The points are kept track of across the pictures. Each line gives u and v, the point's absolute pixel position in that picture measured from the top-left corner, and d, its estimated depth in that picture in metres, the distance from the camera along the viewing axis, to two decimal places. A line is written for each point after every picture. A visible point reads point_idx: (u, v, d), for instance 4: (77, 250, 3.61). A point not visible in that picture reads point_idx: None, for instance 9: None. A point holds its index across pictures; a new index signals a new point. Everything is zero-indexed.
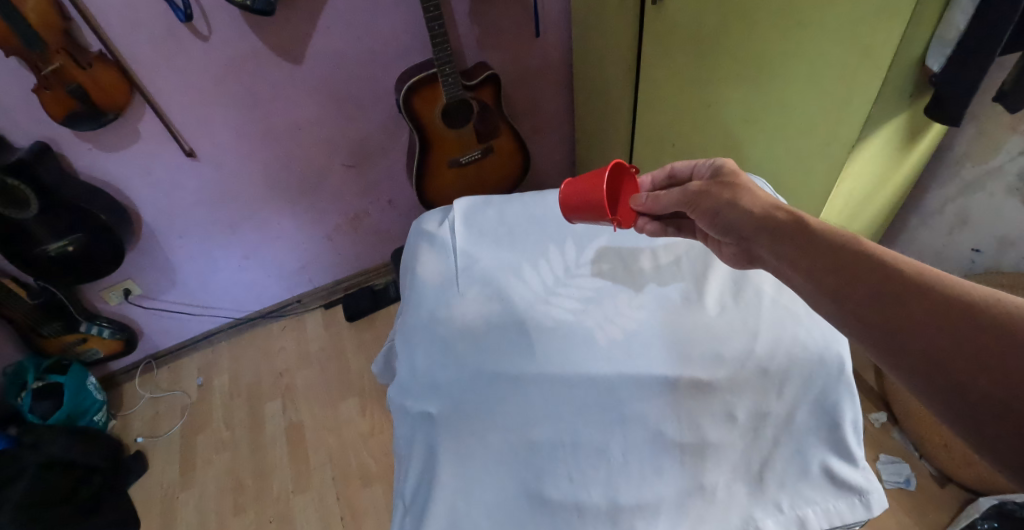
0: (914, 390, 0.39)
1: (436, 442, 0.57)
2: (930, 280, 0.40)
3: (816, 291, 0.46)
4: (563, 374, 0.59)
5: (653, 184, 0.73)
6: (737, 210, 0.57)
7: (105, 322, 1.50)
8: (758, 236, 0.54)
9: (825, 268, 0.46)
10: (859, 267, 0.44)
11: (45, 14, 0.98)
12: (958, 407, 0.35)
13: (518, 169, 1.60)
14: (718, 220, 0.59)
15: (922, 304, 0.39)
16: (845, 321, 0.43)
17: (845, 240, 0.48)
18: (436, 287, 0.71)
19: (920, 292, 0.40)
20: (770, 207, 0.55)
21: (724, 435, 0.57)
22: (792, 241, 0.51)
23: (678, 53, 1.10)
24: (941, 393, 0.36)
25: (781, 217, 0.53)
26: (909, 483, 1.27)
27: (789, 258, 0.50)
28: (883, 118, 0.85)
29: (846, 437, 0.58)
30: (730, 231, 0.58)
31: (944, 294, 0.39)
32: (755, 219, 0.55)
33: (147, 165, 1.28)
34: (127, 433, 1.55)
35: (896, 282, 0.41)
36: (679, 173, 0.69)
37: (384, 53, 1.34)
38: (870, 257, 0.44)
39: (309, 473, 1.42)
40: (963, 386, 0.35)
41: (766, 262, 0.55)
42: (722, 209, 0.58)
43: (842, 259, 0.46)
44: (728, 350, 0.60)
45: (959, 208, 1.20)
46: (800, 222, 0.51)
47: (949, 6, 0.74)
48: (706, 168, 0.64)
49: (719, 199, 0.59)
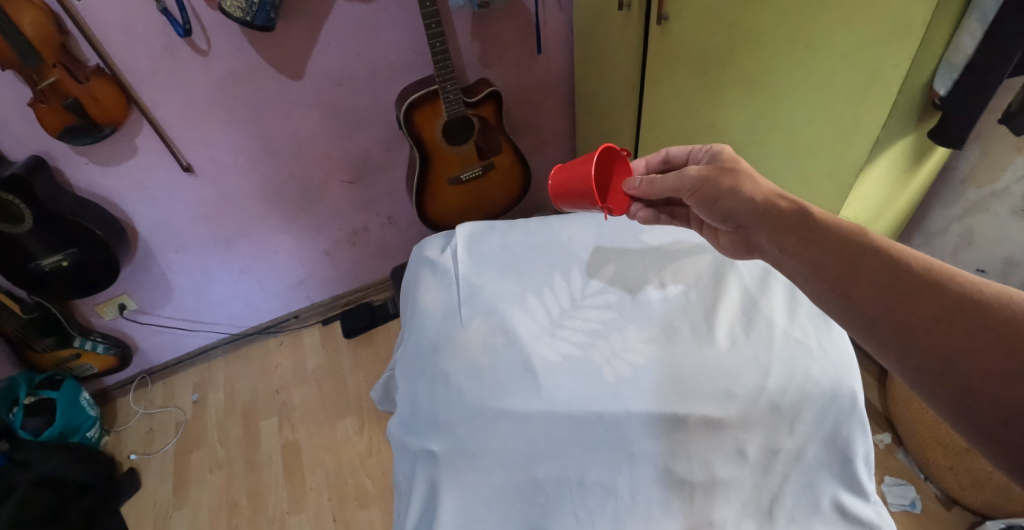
0: (919, 391, 0.38)
1: (438, 479, 0.55)
2: (938, 275, 0.40)
3: (821, 287, 0.45)
4: (569, 409, 0.57)
5: (647, 167, 0.75)
6: (738, 197, 0.56)
7: (99, 337, 1.47)
8: (759, 225, 0.53)
9: (830, 263, 0.45)
10: (866, 262, 0.43)
11: (42, 29, 0.96)
12: (962, 406, 0.35)
13: (519, 185, 1.59)
14: (718, 207, 0.58)
15: (932, 302, 0.39)
16: (853, 321, 0.43)
17: (852, 233, 0.46)
18: (438, 317, 0.69)
19: (929, 288, 0.39)
20: (772, 195, 0.54)
21: (734, 472, 0.56)
22: (796, 232, 0.49)
23: (682, 71, 1.10)
24: (951, 393, 0.36)
25: (784, 206, 0.52)
26: (914, 505, 1.24)
27: (794, 253, 0.49)
28: (890, 140, 0.84)
29: (859, 472, 0.56)
30: (730, 219, 0.57)
31: (955, 293, 0.38)
32: (756, 207, 0.54)
33: (144, 180, 1.27)
34: (120, 450, 1.52)
35: (905, 280, 0.41)
36: (675, 158, 0.71)
37: (386, 69, 1.33)
38: (879, 252, 0.43)
39: (305, 494, 1.39)
40: (976, 390, 0.34)
41: (764, 252, 0.54)
42: (722, 196, 0.57)
43: (847, 255, 0.45)
44: (739, 387, 0.58)
45: (964, 228, 1.20)
46: (805, 212, 0.50)
47: (957, 30, 0.73)
48: (703, 153, 0.66)
49: (720, 186, 0.58)
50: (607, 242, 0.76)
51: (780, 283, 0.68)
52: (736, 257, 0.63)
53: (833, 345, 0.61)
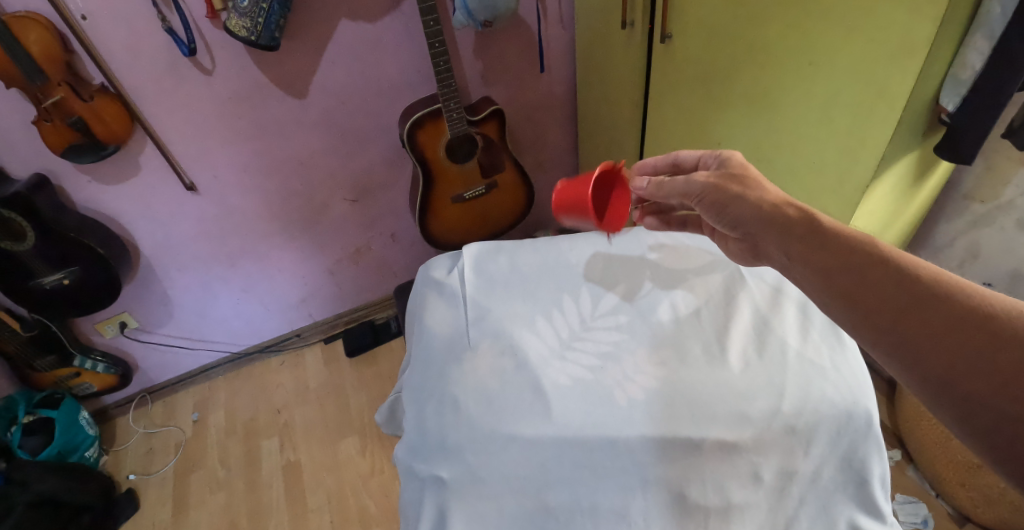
0: (931, 404, 0.38)
1: (449, 507, 0.54)
2: (946, 286, 0.39)
3: (826, 295, 0.45)
4: (581, 436, 0.56)
5: (655, 169, 0.74)
6: (746, 203, 0.55)
7: (99, 356, 1.46)
8: (767, 233, 0.52)
9: (839, 272, 0.44)
10: (874, 270, 0.42)
11: (48, 48, 0.96)
12: (973, 424, 0.34)
13: (523, 203, 1.59)
14: (725, 213, 0.57)
15: (940, 316, 0.38)
16: (859, 330, 0.42)
17: (860, 241, 0.45)
18: (446, 339, 0.68)
19: (936, 300, 0.39)
20: (781, 202, 0.53)
21: (749, 496, 0.54)
22: (806, 240, 0.48)
23: (685, 89, 1.10)
24: (958, 409, 0.35)
25: (793, 214, 0.51)
26: (927, 523, 1.22)
27: (801, 258, 0.48)
28: (896, 158, 0.84)
29: (876, 494, 0.55)
30: (737, 226, 0.56)
31: (965, 306, 0.37)
32: (764, 214, 0.53)
33: (147, 198, 1.27)
34: (119, 470, 1.50)
35: (914, 290, 0.40)
36: (684, 162, 0.70)
37: (390, 89, 1.34)
38: (887, 261, 0.42)
39: (306, 515, 1.37)
40: (990, 406, 0.34)
41: (772, 260, 0.53)
42: (731, 203, 0.56)
43: (855, 261, 0.44)
44: (753, 409, 0.57)
45: (969, 243, 1.19)
46: (814, 221, 0.49)
47: (962, 46, 0.74)
48: (712, 159, 0.65)
49: (728, 192, 0.57)
50: (615, 261, 0.76)
51: (792, 301, 0.67)
52: (744, 263, 0.62)
53: (847, 366, 0.60)
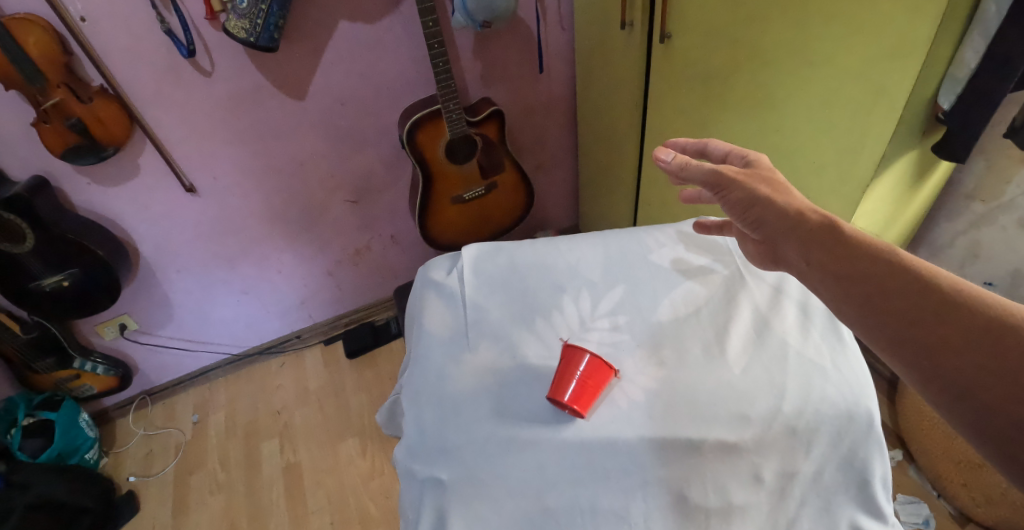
0: (941, 410, 0.38)
1: (448, 509, 0.53)
2: (964, 296, 0.39)
3: (846, 301, 0.44)
4: (581, 437, 0.56)
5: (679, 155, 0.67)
6: (773, 206, 0.51)
7: (99, 358, 1.46)
8: (788, 237, 0.50)
9: (857, 280, 0.43)
10: (897, 277, 0.42)
11: (48, 50, 0.96)
12: (985, 430, 0.35)
13: (522, 204, 1.59)
14: (750, 214, 0.54)
15: (959, 324, 0.38)
16: (878, 337, 0.41)
17: (879, 251, 0.44)
18: (446, 341, 0.68)
19: (958, 309, 0.38)
20: (806, 209, 0.50)
21: (750, 497, 0.53)
22: (827, 245, 0.47)
23: (685, 89, 1.10)
24: (973, 417, 0.35)
25: (813, 219, 0.49)
26: (928, 524, 1.22)
27: (821, 264, 0.46)
28: (895, 158, 0.84)
29: (879, 496, 0.53)
30: (760, 228, 0.53)
31: (985, 317, 0.37)
32: (789, 219, 0.50)
33: (147, 200, 1.27)
34: (119, 472, 1.50)
35: (935, 300, 0.40)
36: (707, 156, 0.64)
37: (389, 90, 1.34)
38: (906, 269, 0.42)
39: (306, 517, 1.37)
40: (1002, 413, 0.34)
41: (791, 265, 0.51)
42: (756, 203, 0.53)
43: (877, 268, 0.43)
44: (753, 410, 0.57)
45: (970, 242, 1.19)
46: (835, 227, 0.47)
47: (959, 46, 0.73)
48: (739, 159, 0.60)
49: (757, 192, 0.53)
50: (615, 261, 0.75)
51: (792, 302, 0.67)
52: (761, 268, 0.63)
53: (848, 365, 0.60)
